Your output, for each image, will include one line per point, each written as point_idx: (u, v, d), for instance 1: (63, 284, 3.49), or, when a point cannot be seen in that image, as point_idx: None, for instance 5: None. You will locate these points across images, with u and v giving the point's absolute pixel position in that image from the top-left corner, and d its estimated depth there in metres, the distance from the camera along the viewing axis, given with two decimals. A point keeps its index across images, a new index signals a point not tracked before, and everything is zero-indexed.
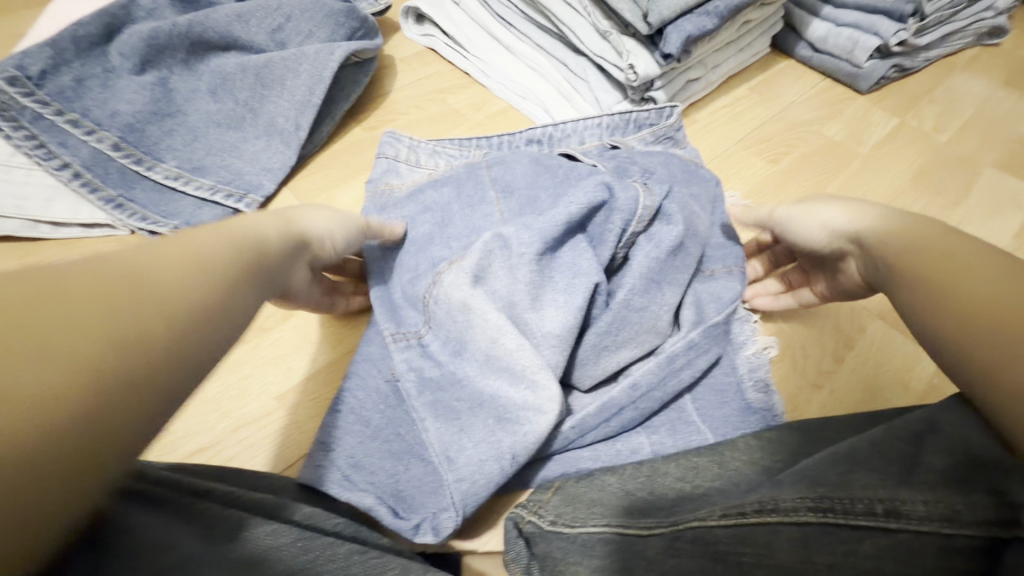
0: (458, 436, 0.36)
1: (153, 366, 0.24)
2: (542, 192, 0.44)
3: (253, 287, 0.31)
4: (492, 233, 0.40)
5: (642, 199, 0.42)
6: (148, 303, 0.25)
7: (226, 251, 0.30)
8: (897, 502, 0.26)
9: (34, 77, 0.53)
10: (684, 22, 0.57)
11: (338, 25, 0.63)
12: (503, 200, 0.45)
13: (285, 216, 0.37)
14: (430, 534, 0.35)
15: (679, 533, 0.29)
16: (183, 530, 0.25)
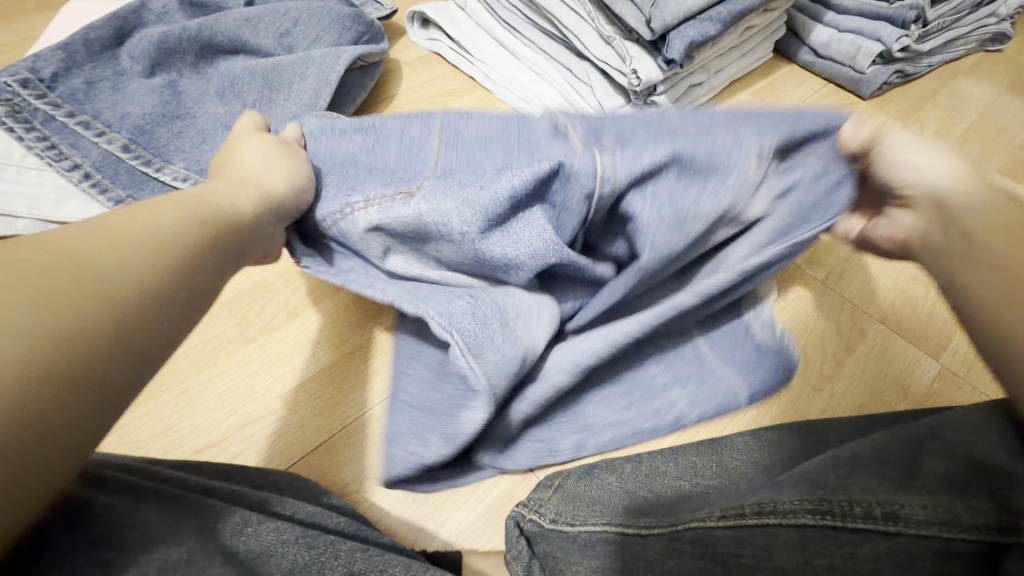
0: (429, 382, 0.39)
1: (118, 330, 0.25)
2: (496, 158, 0.41)
3: (214, 255, 0.33)
4: (427, 201, 0.38)
5: (601, 168, 0.37)
6: (109, 275, 0.26)
7: (183, 223, 0.32)
8: (896, 506, 0.26)
9: (47, 80, 0.54)
10: (686, 28, 0.57)
11: (345, 29, 0.64)
12: (444, 151, 0.42)
13: (252, 182, 0.39)
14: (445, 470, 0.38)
15: (678, 534, 0.30)
16: (178, 522, 0.25)
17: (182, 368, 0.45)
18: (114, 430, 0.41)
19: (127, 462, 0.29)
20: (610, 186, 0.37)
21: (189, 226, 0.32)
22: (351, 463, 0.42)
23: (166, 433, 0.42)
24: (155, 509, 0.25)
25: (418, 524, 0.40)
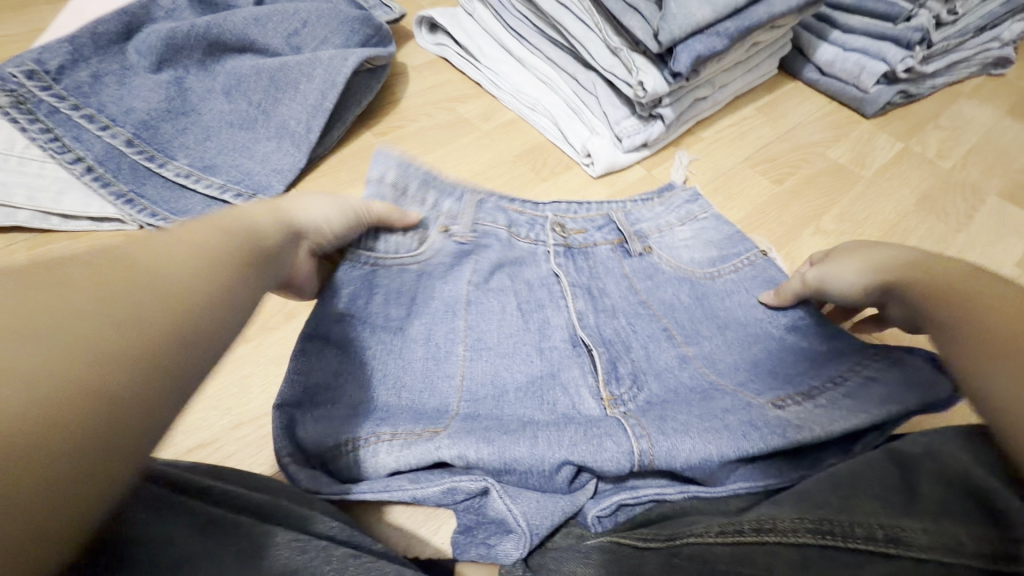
0: (444, 485, 0.37)
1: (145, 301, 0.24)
2: (515, 316, 0.46)
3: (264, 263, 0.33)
4: (449, 323, 0.44)
5: (598, 322, 0.46)
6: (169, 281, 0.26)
7: (241, 239, 0.32)
8: (899, 529, 0.26)
9: (52, 72, 0.53)
10: (694, 42, 0.58)
11: (353, 32, 0.64)
12: (477, 270, 0.47)
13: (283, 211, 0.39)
14: (484, 553, 0.35)
15: (677, 550, 0.30)
16: (178, 521, 0.25)
17: None
18: None
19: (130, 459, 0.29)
20: (648, 439, 0.36)
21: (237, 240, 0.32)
22: None
23: None
24: (148, 509, 0.25)
25: (412, 532, 0.40)
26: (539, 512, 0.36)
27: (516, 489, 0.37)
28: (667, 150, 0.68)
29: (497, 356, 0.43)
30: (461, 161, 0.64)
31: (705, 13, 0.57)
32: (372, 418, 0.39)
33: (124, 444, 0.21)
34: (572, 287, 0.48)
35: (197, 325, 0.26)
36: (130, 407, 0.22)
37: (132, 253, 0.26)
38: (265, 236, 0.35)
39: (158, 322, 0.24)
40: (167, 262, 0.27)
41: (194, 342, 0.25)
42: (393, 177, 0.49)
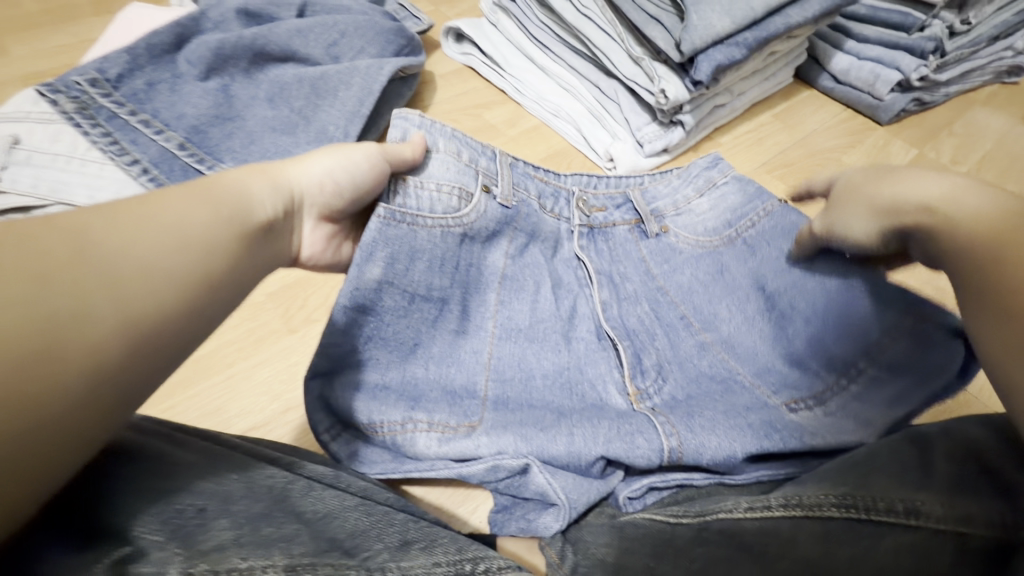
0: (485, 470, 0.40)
1: (112, 299, 0.25)
2: (544, 303, 0.47)
3: (248, 242, 0.33)
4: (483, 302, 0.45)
5: (620, 313, 0.48)
6: (143, 276, 0.27)
7: (226, 219, 0.32)
8: (916, 502, 0.28)
9: (113, 80, 0.58)
10: (715, 51, 0.60)
11: (388, 42, 0.67)
12: (509, 249, 0.47)
13: (282, 173, 0.39)
14: (525, 528, 0.39)
15: (707, 524, 0.32)
16: (248, 483, 0.27)
17: (229, 354, 0.48)
18: (166, 407, 0.44)
19: (198, 429, 0.32)
20: (677, 438, 0.39)
21: (220, 218, 0.32)
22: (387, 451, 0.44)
23: (214, 413, 0.44)
24: (225, 469, 0.27)
25: (450, 510, 0.42)
26: (576, 489, 0.39)
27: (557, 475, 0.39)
28: (686, 155, 0.71)
29: (525, 341, 0.45)
30: None
31: (725, 25, 0.60)
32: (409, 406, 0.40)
33: (81, 421, 0.24)
34: (595, 277, 0.49)
35: (155, 312, 0.27)
36: (84, 389, 0.24)
37: (97, 227, 0.27)
38: (256, 207, 0.35)
39: (117, 308, 0.26)
40: (140, 253, 0.27)
41: (154, 329, 0.27)
42: (420, 128, 0.44)
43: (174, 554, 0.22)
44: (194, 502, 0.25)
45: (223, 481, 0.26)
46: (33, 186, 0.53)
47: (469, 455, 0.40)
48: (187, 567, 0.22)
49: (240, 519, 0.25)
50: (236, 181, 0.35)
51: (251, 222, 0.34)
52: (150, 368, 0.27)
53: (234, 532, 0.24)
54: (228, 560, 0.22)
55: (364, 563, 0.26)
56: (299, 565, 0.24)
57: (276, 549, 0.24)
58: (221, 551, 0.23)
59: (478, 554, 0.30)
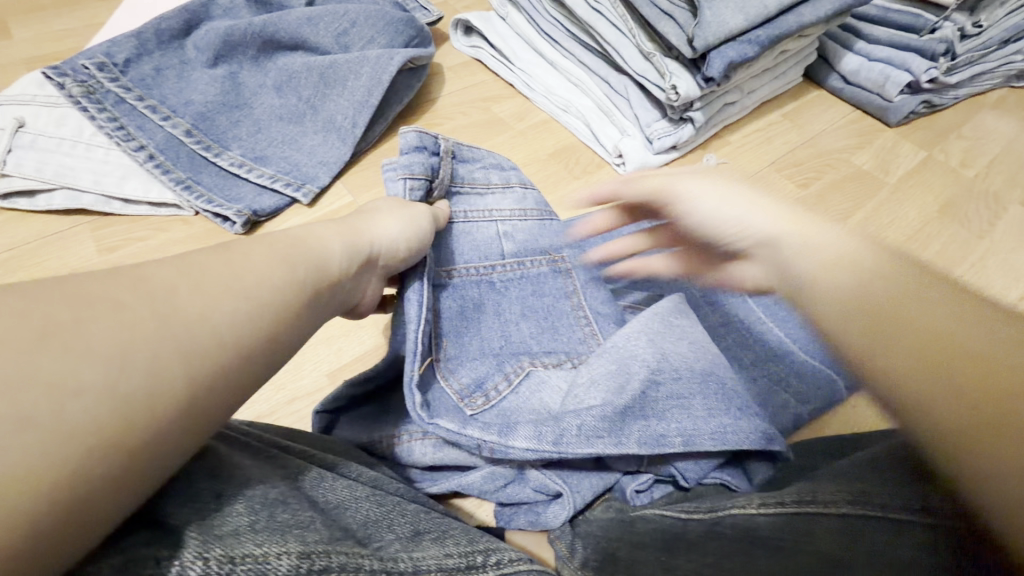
0: (486, 481, 0.39)
1: (183, 357, 0.24)
2: (538, 311, 0.45)
3: (313, 302, 0.32)
4: (491, 315, 0.44)
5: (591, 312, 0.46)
6: (213, 333, 0.26)
7: (296, 276, 0.31)
8: (927, 500, 0.29)
9: (120, 65, 0.58)
10: (727, 48, 0.60)
11: (398, 33, 0.67)
12: (502, 267, 0.46)
13: (355, 228, 0.38)
14: (533, 523, 0.39)
15: (720, 518, 0.32)
16: (272, 474, 0.27)
17: None
18: None
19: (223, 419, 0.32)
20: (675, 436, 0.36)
21: (290, 278, 0.31)
22: None
23: None
24: (247, 458, 0.28)
25: (456, 503, 0.42)
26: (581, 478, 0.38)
27: (559, 476, 0.38)
28: (694, 153, 0.70)
29: (528, 350, 0.42)
30: None
31: (738, 22, 0.59)
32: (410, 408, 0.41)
33: (141, 487, 0.22)
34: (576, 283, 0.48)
35: (224, 376, 0.26)
36: (152, 454, 0.22)
37: (179, 286, 0.26)
38: (326, 264, 0.34)
39: (191, 368, 0.24)
40: (215, 313, 0.26)
41: (219, 392, 0.25)
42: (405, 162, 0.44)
43: (191, 538, 0.21)
44: (212, 486, 0.24)
45: (249, 468, 0.26)
46: (38, 170, 0.53)
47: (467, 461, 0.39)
48: (202, 550, 0.21)
49: (256, 504, 0.24)
50: (311, 236, 0.35)
51: (314, 279, 0.32)
52: (212, 427, 0.25)
53: (251, 518, 0.23)
54: (243, 546, 0.22)
55: (376, 552, 0.26)
56: (314, 552, 0.23)
57: (291, 536, 0.23)
58: (235, 536, 0.22)
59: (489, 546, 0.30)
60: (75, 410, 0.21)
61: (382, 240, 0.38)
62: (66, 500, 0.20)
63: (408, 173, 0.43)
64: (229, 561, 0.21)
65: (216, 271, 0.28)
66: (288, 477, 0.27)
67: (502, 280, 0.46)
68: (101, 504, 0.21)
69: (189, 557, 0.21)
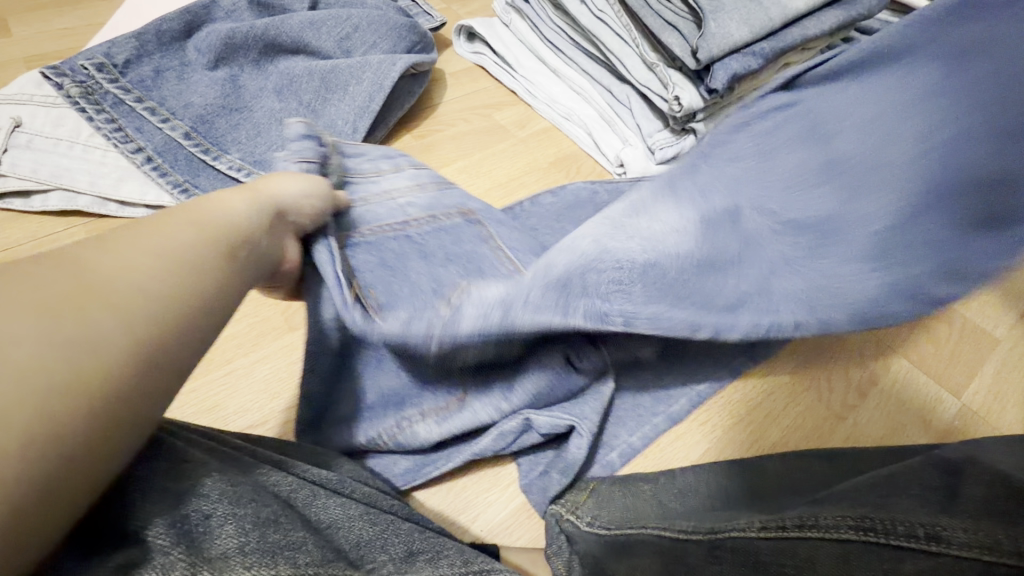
0: (492, 431, 0.41)
1: (120, 316, 0.24)
2: (461, 254, 0.43)
3: (249, 262, 0.32)
4: (415, 263, 0.42)
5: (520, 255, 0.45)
6: (151, 292, 0.25)
7: (227, 238, 0.31)
8: (937, 527, 0.27)
9: (120, 66, 0.57)
10: (731, 60, 0.60)
11: (400, 39, 0.67)
12: (415, 224, 0.45)
13: (262, 188, 0.36)
14: (563, 472, 0.41)
15: (718, 542, 0.32)
16: (266, 495, 0.26)
17: (230, 349, 0.47)
18: None
19: (212, 432, 0.32)
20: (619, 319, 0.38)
21: (219, 239, 0.31)
22: None
23: (214, 409, 0.43)
24: (232, 466, 0.27)
25: (451, 518, 0.41)
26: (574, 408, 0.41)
27: (570, 414, 0.41)
28: None
29: (459, 280, 0.40)
30: (495, 165, 0.66)
31: (743, 34, 0.59)
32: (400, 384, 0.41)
33: (102, 454, 0.22)
34: (496, 235, 0.46)
35: (163, 331, 0.25)
36: (106, 419, 0.22)
37: (108, 256, 0.26)
38: (252, 225, 0.33)
39: (130, 329, 0.24)
40: (149, 273, 0.26)
41: (163, 352, 0.25)
42: (294, 144, 0.44)
43: (177, 560, 0.21)
44: (201, 506, 0.24)
45: (235, 479, 0.26)
46: (33, 170, 0.52)
47: (474, 427, 0.41)
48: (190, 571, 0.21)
49: (248, 524, 0.24)
50: (224, 200, 0.34)
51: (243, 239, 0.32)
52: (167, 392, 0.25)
53: (240, 540, 0.23)
54: (232, 569, 0.22)
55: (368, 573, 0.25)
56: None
57: (282, 558, 0.23)
58: (224, 559, 0.22)
59: (484, 568, 0.29)
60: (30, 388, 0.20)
61: (287, 198, 0.37)
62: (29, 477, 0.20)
63: (298, 156, 0.43)
64: None
65: (140, 241, 0.27)
66: (287, 500, 0.27)
67: (419, 234, 0.44)
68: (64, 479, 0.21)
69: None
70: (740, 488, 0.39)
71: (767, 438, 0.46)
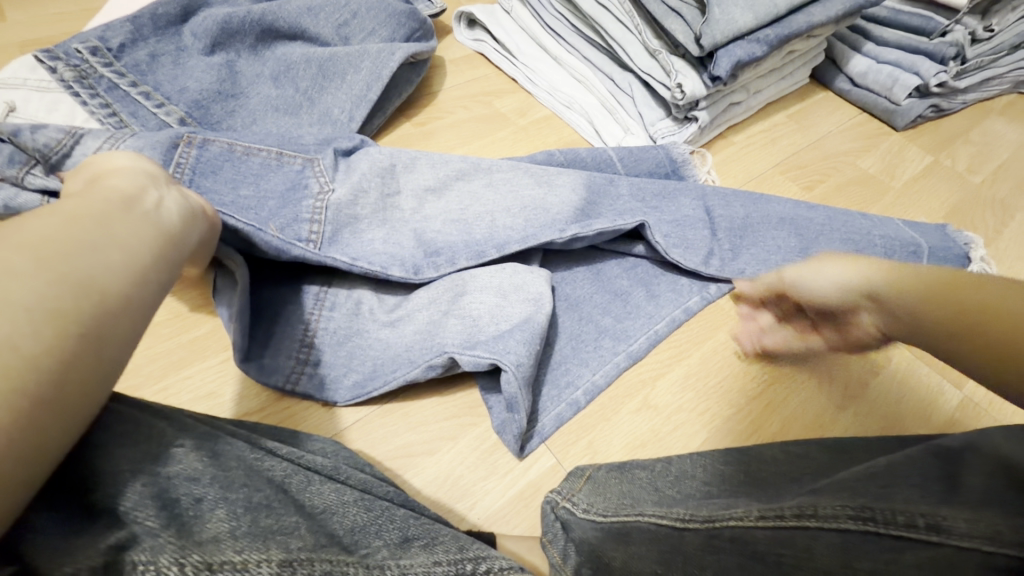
0: (419, 357, 0.43)
1: (39, 270, 0.24)
2: (340, 173, 0.49)
3: (157, 223, 0.32)
4: (305, 188, 0.47)
5: (352, 163, 0.50)
6: (67, 247, 0.26)
7: (126, 207, 0.31)
8: (938, 517, 0.27)
9: (115, 50, 0.57)
10: (735, 47, 0.59)
11: (399, 25, 0.66)
12: (265, 149, 0.48)
13: (126, 168, 0.36)
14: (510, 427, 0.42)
15: (717, 530, 0.32)
16: (258, 479, 0.26)
17: (226, 337, 0.46)
18: (157, 390, 0.43)
19: (205, 417, 0.32)
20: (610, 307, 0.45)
21: (117, 207, 0.31)
22: (382, 441, 0.43)
23: (210, 396, 0.43)
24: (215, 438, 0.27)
25: (448, 506, 0.41)
26: (504, 342, 0.42)
27: (491, 351, 0.42)
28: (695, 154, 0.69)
29: (335, 198, 0.47)
30: (495, 153, 0.65)
31: (748, 20, 0.58)
32: (347, 318, 0.46)
33: (71, 390, 0.23)
34: (337, 142, 0.51)
35: (79, 275, 0.25)
36: (66, 354, 0.23)
37: (11, 231, 0.25)
38: (144, 194, 0.33)
39: (61, 278, 0.24)
40: (60, 235, 0.26)
41: (102, 287, 0.26)
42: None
43: (167, 542, 0.22)
44: (190, 489, 0.24)
45: (220, 453, 0.26)
46: None
47: (407, 362, 0.43)
48: (180, 556, 0.21)
49: (239, 509, 0.24)
50: (100, 184, 0.33)
51: (137, 193, 0.33)
52: (119, 318, 0.26)
53: (231, 524, 0.23)
54: (222, 552, 0.22)
55: (363, 559, 0.26)
56: (297, 560, 0.23)
57: (274, 542, 0.23)
58: (215, 543, 0.22)
59: (480, 554, 0.29)
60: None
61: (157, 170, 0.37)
62: (7, 424, 0.21)
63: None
64: (207, 569, 0.22)
65: (33, 219, 0.27)
66: (282, 484, 0.27)
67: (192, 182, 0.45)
68: (39, 422, 0.22)
69: (168, 564, 0.21)
70: (736, 477, 0.39)
71: (766, 431, 0.46)
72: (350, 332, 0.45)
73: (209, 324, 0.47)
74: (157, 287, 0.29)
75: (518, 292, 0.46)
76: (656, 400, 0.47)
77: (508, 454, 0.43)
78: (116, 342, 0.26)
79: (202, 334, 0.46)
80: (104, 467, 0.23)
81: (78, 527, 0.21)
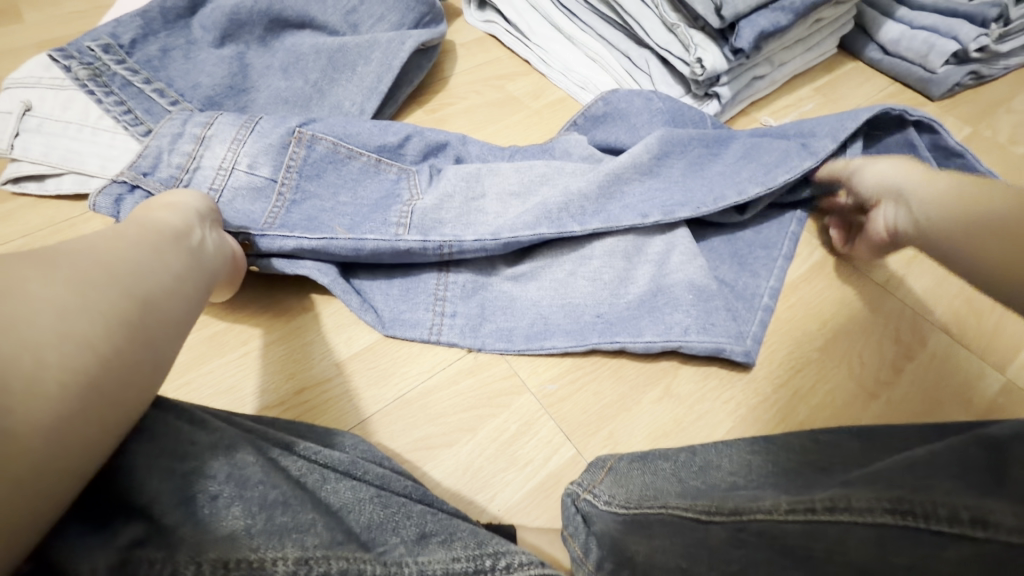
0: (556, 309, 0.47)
1: (107, 296, 0.27)
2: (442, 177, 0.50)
3: (192, 261, 0.35)
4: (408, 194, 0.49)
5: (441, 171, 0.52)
6: (123, 274, 0.29)
7: (168, 241, 0.34)
8: (985, 511, 0.25)
9: (126, 46, 0.56)
10: (758, 17, 0.56)
11: (409, 10, 0.65)
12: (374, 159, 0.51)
13: (180, 200, 0.39)
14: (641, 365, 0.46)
15: (743, 524, 0.31)
16: (276, 474, 0.26)
17: (245, 331, 0.47)
18: (179, 385, 0.43)
19: (224, 413, 0.32)
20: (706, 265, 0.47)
21: (163, 243, 0.34)
22: (402, 431, 0.43)
23: (230, 390, 0.43)
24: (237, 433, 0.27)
25: (467, 498, 0.40)
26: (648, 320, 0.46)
27: (659, 335, 0.45)
28: None
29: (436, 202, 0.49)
30: (508, 139, 0.64)
31: None
32: (472, 273, 0.49)
33: (133, 387, 0.26)
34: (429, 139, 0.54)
35: (133, 302, 0.28)
36: (133, 357, 0.26)
37: (77, 253, 0.28)
38: (187, 230, 0.37)
39: (122, 305, 0.27)
40: (121, 265, 0.29)
41: (150, 317, 0.28)
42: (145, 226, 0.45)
43: (183, 539, 0.22)
44: (203, 485, 0.24)
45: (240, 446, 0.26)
46: (45, 154, 0.52)
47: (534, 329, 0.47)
48: (195, 555, 0.22)
49: (253, 507, 0.24)
50: (152, 216, 0.36)
51: (181, 226, 0.37)
52: (168, 333, 0.29)
53: (247, 521, 0.23)
54: (239, 550, 0.22)
55: (380, 556, 0.25)
56: (313, 557, 0.23)
57: (289, 540, 0.23)
58: (231, 540, 0.23)
59: (499, 549, 0.28)
60: (19, 321, 0.23)
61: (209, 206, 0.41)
62: (77, 413, 0.23)
63: None
64: (224, 567, 0.22)
65: (100, 244, 0.30)
66: (301, 482, 0.27)
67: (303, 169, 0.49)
68: (103, 413, 0.24)
69: (185, 563, 0.22)
70: (764, 464, 0.37)
71: (793, 418, 0.44)
72: (478, 285, 0.48)
73: (228, 318, 0.47)
74: (188, 320, 0.32)
75: (676, 270, 0.47)
76: (677, 388, 0.45)
77: (528, 445, 0.43)
78: (169, 354, 0.29)
79: (221, 329, 0.46)
80: (134, 467, 0.24)
81: (106, 531, 0.22)
